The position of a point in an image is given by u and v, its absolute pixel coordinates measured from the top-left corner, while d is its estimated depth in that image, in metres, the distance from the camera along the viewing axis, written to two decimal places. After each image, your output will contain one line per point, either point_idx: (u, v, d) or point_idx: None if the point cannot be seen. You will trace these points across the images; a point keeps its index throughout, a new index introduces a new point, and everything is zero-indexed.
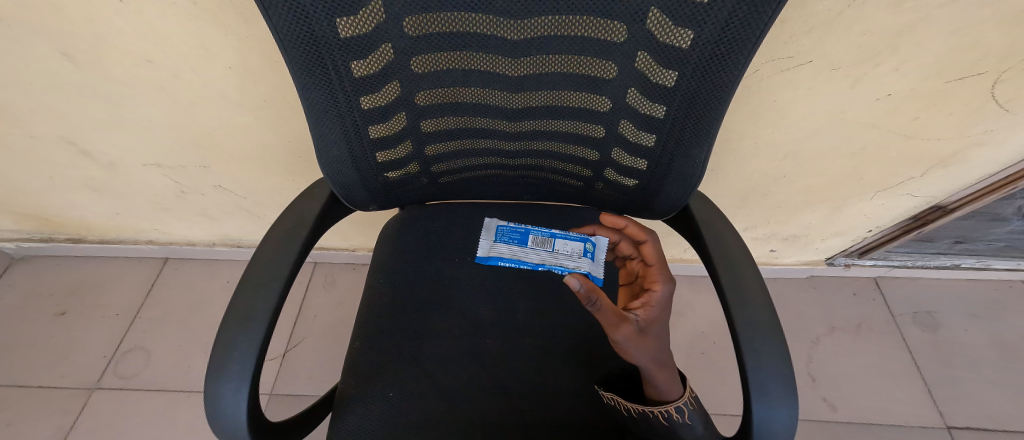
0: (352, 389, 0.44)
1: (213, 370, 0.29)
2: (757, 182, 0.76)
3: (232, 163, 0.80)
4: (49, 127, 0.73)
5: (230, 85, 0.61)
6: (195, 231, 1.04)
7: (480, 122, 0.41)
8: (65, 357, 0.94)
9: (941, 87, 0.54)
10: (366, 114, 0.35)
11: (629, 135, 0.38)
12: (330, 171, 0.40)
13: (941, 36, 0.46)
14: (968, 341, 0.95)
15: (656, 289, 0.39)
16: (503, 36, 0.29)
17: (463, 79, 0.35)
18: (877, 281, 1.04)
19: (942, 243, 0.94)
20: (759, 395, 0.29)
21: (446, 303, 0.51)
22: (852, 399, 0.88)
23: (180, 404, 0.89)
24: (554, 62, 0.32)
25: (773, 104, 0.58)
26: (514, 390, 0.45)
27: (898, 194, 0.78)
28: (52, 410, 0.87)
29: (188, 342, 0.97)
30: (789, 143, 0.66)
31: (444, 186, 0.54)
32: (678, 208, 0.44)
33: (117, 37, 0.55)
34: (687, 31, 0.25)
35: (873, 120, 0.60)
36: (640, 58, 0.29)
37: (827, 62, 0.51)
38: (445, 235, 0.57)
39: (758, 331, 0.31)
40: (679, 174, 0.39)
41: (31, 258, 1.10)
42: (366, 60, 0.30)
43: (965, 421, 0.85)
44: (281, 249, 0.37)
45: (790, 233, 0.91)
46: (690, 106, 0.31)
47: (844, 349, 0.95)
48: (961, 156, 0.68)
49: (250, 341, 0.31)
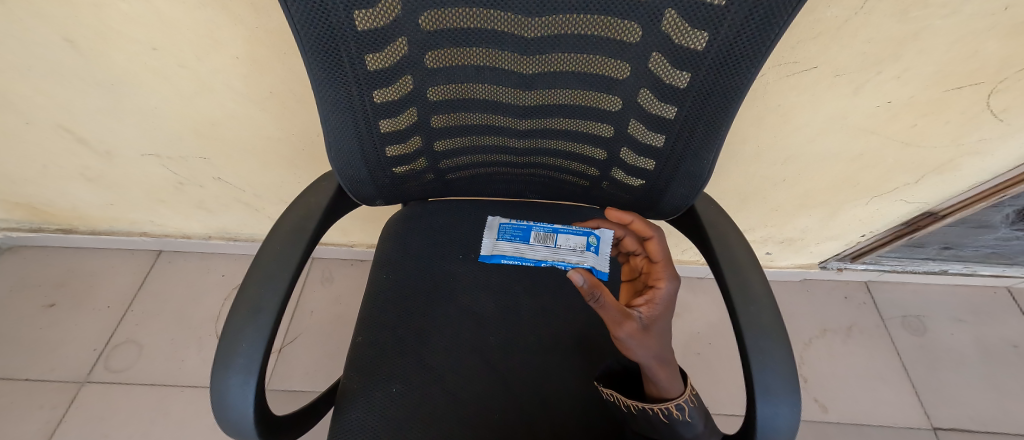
0: (355, 384, 0.43)
1: (221, 362, 0.29)
2: (757, 185, 0.77)
3: (232, 155, 0.79)
4: (45, 114, 0.71)
5: (235, 76, 0.60)
6: (191, 224, 1.02)
7: (491, 119, 0.41)
8: (53, 350, 0.92)
9: (939, 96, 0.55)
10: (377, 107, 0.35)
11: (639, 136, 0.38)
12: (339, 165, 0.40)
13: (943, 45, 0.47)
14: (953, 344, 0.98)
15: (660, 286, 0.40)
16: (518, 34, 0.29)
17: (475, 75, 0.35)
18: (868, 285, 1.06)
19: (932, 248, 0.97)
20: (763, 393, 0.30)
21: (449, 299, 0.51)
22: (842, 400, 0.90)
23: (173, 398, 0.87)
24: (567, 60, 0.32)
25: (777, 108, 0.59)
26: (516, 386, 0.45)
27: (893, 199, 0.80)
28: (39, 403, 0.85)
29: (181, 337, 0.96)
30: (791, 147, 0.67)
31: (449, 183, 0.54)
32: (682, 208, 0.44)
33: (123, 24, 0.54)
34: (702, 33, 0.26)
35: (873, 126, 0.62)
36: (653, 59, 0.30)
37: (831, 68, 0.52)
38: (450, 231, 0.57)
39: (762, 331, 0.32)
40: (686, 174, 0.39)
41: (20, 248, 1.07)
42: (380, 53, 0.30)
43: (951, 422, 0.87)
44: (288, 242, 0.36)
45: (786, 236, 0.93)
46: (701, 106, 0.32)
47: (835, 350, 0.97)
48: (955, 164, 0.70)
49: (258, 332, 0.30)
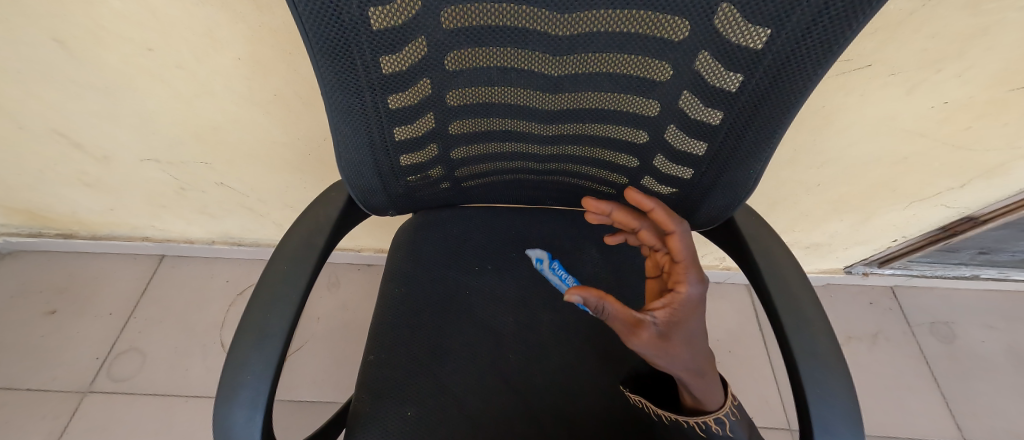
0: (367, 407, 0.41)
1: (224, 395, 0.26)
2: (785, 189, 0.74)
3: (236, 160, 0.76)
4: (40, 118, 0.68)
5: (238, 76, 0.57)
6: (193, 229, 1.00)
7: (513, 124, 0.38)
8: (55, 358, 0.90)
9: (1002, 95, 0.52)
10: (391, 113, 0.32)
11: (676, 142, 0.35)
12: (350, 175, 0.37)
13: (1015, 41, 0.44)
14: (984, 352, 0.94)
15: (681, 290, 0.34)
16: (549, 32, 0.26)
17: (498, 78, 0.32)
18: (893, 290, 1.03)
19: (966, 253, 0.93)
20: (823, 431, 0.26)
21: (466, 314, 0.48)
22: (868, 412, 0.87)
23: (177, 408, 0.85)
24: (602, 61, 0.29)
25: (821, 109, 0.55)
26: (541, 410, 0.42)
27: (932, 204, 0.76)
28: (41, 414, 0.83)
29: (185, 344, 0.94)
30: (830, 149, 0.63)
31: (464, 191, 0.50)
32: (719, 220, 0.41)
33: (117, 23, 0.51)
34: (764, 31, 0.22)
35: (922, 128, 0.58)
36: (701, 59, 0.26)
37: (887, 66, 0.48)
38: (465, 241, 0.54)
39: (818, 360, 0.29)
40: (727, 184, 0.36)
41: (19, 253, 1.05)
42: (397, 55, 0.27)
43: (982, 435, 0.84)
44: (296, 262, 0.33)
45: (812, 241, 0.89)
46: (752, 111, 0.28)
47: (860, 358, 0.93)
48: (1005, 168, 0.66)
49: (265, 362, 0.28)
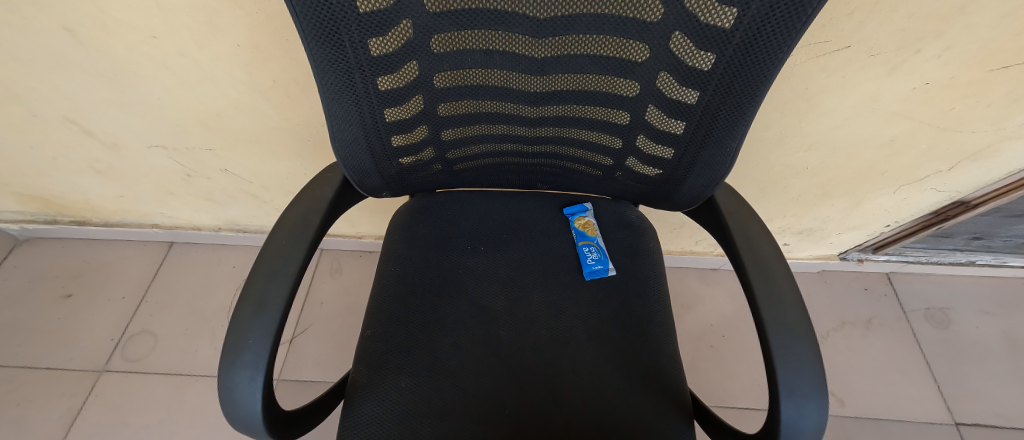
0: (364, 377, 0.43)
1: (228, 358, 0.28)
2: (776, 174, 0.75)
3: (238, 147, 0.78)
4: (51, 106, 0.71)
5: (239, 64, 0.59)
6: (200, 216, 1.03)
7: (501, 106, 0.40)
8: (71, 340, 0.94)
9: (983, 76, 0.52)
10: (382, 95, 0.34)
11: (657, 122, 0.37)
12: (344, 156, 0.39)
13: (990, 21, 0.44)
14: (978, 337, 0.94)
15: None
16: (528, 14, 0.27)
17: (483, 60, 0.33)
18: (889, 276, 1.04)
19: (960, 238, 0.93)
20: (788, 393, 0.28)
21: (458, 292, 0.50)
22: (861, 395, 0.88)
23: (188, 387, 0.89)
24: (581, 42, 0.30)
25: (805, 92, 0.56)
26: (528, 382, 0.44)
27: (922, 187, 0.77)
28: (60, 391, 0.87)
29: (194, 328, 0.97)
30: (817, 132, 0.64)
31: (456, 173, 0.52)
32: (701, 199, 0.42)
33: (121, 11, 0.52)
34: (730, 10, 0.23)
35: (907, 110, 0.58)
36: (674, 38, 0.27)
37: (865, 47, 0.49)
38: (457, 222, 0.56)
39: (789, 328, 0.30)
40: (706, 163, 0.37)
41: (36, 240, 1.10)
42: (385, 37, 0.28)
43: (975, 418, 0.84)
44: (291, 237, 0.35)
45: (805, 227, 0.90)
46: (725, 90, 0.29)
47: (853, 343, 0.94)
48: (993, 150, 0.66)
49: (263, 327, 0.29)
